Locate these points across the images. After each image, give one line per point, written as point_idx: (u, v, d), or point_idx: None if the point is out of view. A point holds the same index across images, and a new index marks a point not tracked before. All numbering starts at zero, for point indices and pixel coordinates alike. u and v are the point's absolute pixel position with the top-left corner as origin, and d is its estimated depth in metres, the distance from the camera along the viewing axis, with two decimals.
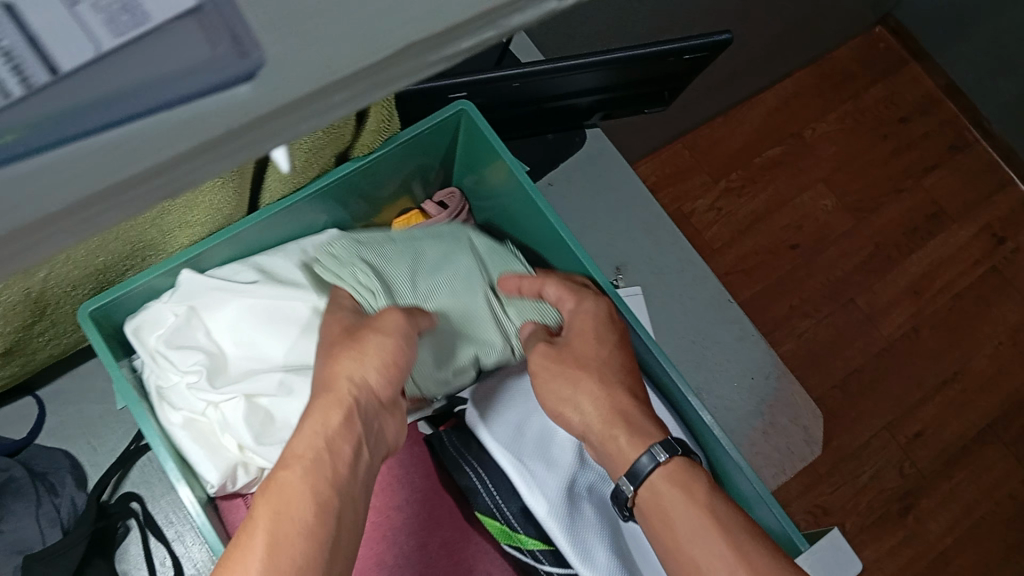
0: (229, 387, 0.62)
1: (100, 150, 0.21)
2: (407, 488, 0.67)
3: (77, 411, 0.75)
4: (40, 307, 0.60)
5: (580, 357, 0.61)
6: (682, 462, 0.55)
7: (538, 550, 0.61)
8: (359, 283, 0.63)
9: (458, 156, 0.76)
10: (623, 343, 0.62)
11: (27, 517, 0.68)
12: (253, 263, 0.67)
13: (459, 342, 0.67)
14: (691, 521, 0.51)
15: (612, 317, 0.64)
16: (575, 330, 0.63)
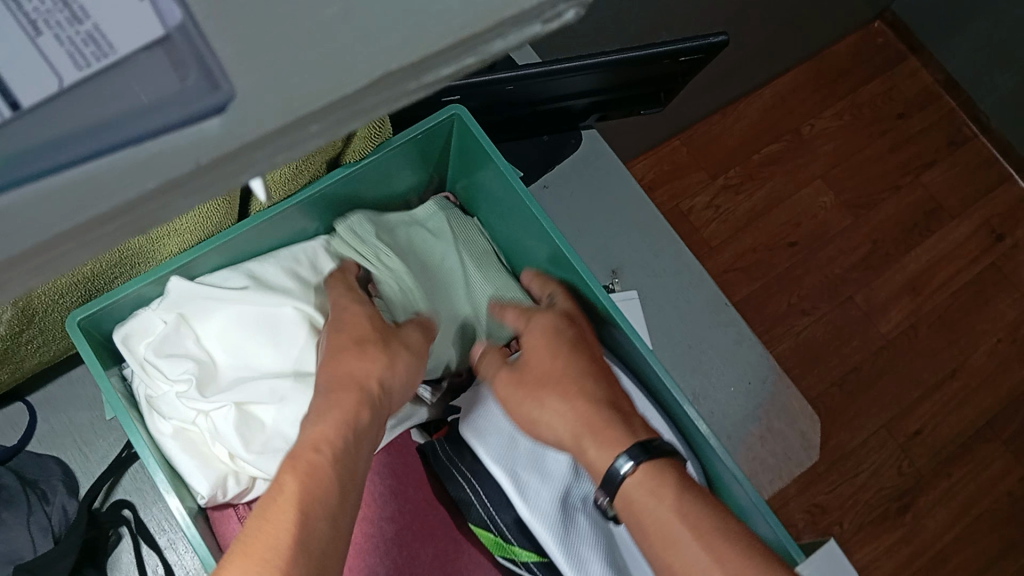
0: (219, 396, 0.61)
1: (66, 185, 0.20)
2: (396, 500, 0.66)
3: (67, 419, 0.74)
4: (28, 317, 0.59)
5: (542, 373, 0.60)
6: (651, 466, 0.54)
7: (532, 562, 0.61)
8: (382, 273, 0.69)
9: (452, 161, 0.75)
10: (580, 350, 0.62)
11: (18, 528, 0.67)
12: (244, 271, 0.66)
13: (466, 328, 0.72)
14: (665, 527, 0.52)
15: (565, 327, 0.63)
16: (532, 345, 0.62)
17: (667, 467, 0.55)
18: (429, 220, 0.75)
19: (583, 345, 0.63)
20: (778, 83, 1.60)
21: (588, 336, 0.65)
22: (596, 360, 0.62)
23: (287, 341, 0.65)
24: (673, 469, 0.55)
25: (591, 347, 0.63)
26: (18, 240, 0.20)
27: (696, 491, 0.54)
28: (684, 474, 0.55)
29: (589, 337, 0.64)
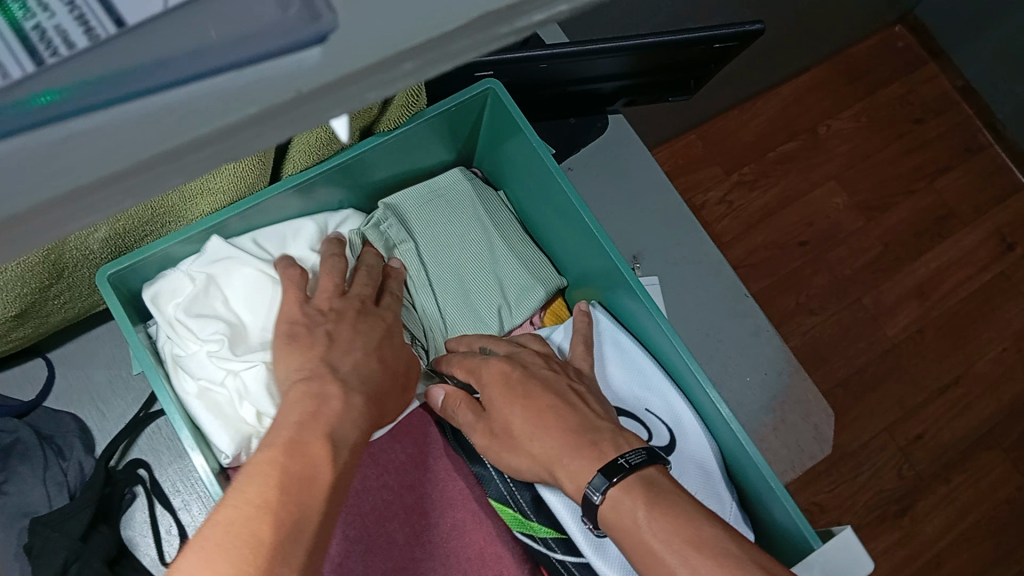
0: (250, 357, 0.61)
1: (110, 124, 0.20)
2: (420, 469, 0.67)
3: (85, 376, 0.74)
4: (48, 277, 0.59)
5: (508, 418, 0.60)
6: (616, 495, 0.54)
7: (550, 538, 0.62)
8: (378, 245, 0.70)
9: (480, 137, 0.75)
10: (533, 386, 0.61)
11: (32, 482, 0.68)
12: (277, 237, 0.67)
13: (483, 304, 0.71)
14: (643, 541, 0.51)
15: (511, 368, 0.62)
16: (494, 395, 0.61)
17: (633, 484, 0.54)
18: (453, 193, 0.74)
19: (533, 377, 0.62)
20: (796, 81, 1.60)
21: (534, 361, 0.64)
22: (553, 385, 0.62)
23: None
24: (640, 483, 0.54)
25: (542, 376, 0.62)
26: (14, 200, 0.19)
27: (665, 498, 0.53)
28: (651, 488, 0.54)
29: (536, 370, 0.63)
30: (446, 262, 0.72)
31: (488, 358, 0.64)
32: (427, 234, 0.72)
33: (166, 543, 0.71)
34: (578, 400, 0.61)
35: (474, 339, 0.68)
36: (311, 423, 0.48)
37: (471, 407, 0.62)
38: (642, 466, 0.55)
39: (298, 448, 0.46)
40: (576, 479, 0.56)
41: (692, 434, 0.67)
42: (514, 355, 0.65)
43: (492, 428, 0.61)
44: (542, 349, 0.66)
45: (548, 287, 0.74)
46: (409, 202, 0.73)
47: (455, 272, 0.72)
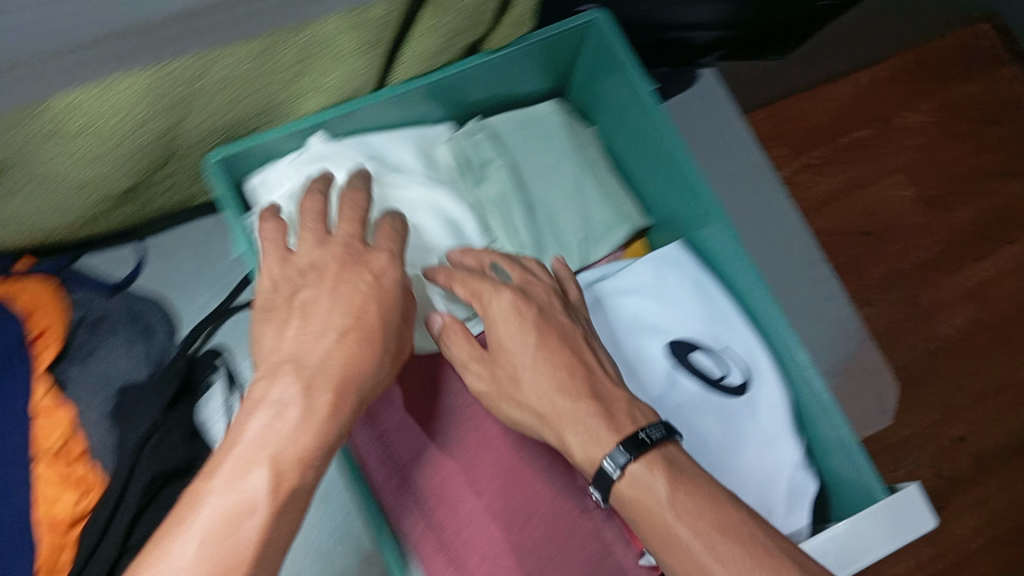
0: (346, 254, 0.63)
1: None
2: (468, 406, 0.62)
3: (174, 266, 0.79)
4: (161, 158, 0.61)
5: (515, 364, 0.56)
6: (638, 472, 0.52)
7: None
8: (464, 157, 0.71)
9: (578, 71, 0.76)
10: (548, 331, 0.58)
11: (116, 352, 0.71)
12: (376, 145, 0.68)
13: (570, 234, 0.72)
14: (659, 518, 0.50)
15: (527, 308, 0.58)
16: (505, 334, 0.57)
17: (654, 464, 0.52)
18: (544, 123, 0.75)
19: (549, 323, 0.58)
20: (879, 69, 1.54)
21: (545, 300, 0.60)
22: (568, 337, 0.59)
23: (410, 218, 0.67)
24: (661, 462, 0.52)
25: (556, 322, 0.59)
26: None
27: (687, 479, 0.51)
28: (672, 465, 0.52)
29: (550, 315, 0.59)
30: (537, 186, 0.73)
31: (499, 288, 0.59)
32: (519, 156, 0.73)
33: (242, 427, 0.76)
34: (587, 353, 0.59)
35: (485, 254, 0.63)
36: (292, 424, 0.45)
37: (471, 341, 0.58)
38: (662, 443, 0.53)
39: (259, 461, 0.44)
40: (585, 451, 0.54)
41: (765, 375, 0.66)
42: (527, 286, 0.61)
43: (495, 374, 0.57)
44: (547, 281, 0.62)
45: (631, 223, 0.75)
46: (504, 125, 0.73)
47: (543, 196, 0.72)
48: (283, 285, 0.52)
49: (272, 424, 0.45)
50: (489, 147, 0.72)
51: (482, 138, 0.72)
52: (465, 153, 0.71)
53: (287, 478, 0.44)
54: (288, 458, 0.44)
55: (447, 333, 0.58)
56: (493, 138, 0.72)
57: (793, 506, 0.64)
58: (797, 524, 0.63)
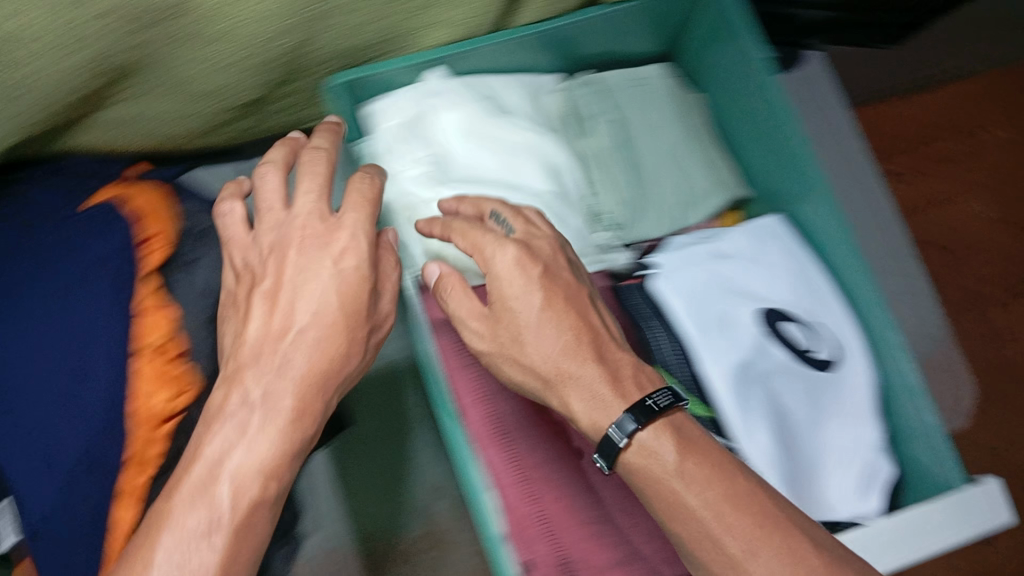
0: (452, 188, 0.65)
1: None
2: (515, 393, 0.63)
3: None
4: (284, 74, 0.64)
5: (519, 325, 0.54)
6: (647, 440, 0.51)
7: (704, 417, 0.62)
8: (571, 110, 0.72)
9: (692, 36, 0.76)
10: (553, 288, 0.55)
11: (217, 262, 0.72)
12: (488, 87, 0.69)
13: (667, 196, 0.73)
14: (668, 486, 0.49)
15: (529, 267, 0.55)
16: (504, 295, 0.54)
17: (661, 434, 0.51)
18: (651, 85, 0.75)
19: (553, 279, 0.55)
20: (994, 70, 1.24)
21: (549, 255, 0.57)
22: (574, 297, 0.56)
23: (516, 161, 0.67)
24: (670, 431, 0.51)
25: (558, 279, 0.56)
26: None
27: (699, 450, 0.51)
28: (680, 433, 0.51)
29: (553, 272, 0.56)
30: (640, 145, 0.73)
31: (501, 240, 0.56)
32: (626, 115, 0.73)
33: None
34: (592, 315, 0.56)
35: (487, 201, 0.60)
36: (253, 434, 0.46)
37: (471, 298, 0.56)
38: (671, 411, 0.51)
39: (221, 474, 0.45)
40: (591, 417, 0.52)
41: (854, 350, 0.67)
42: (529, 240, 0.57)
43: (499, 334, 0.55)
44: (548, 234, 0.59)
45: (728, 192, 0.75)
46: (613, 80, 0.74)
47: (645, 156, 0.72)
48: (246, 274, 0.52)
49: (235, 437, 0.46)
50: (598, 101, 0.72)
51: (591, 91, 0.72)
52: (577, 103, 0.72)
53: (246, 488, 0.45)
54: (247, 468, 0.46)
55: (443, 289, 0.57)
56: (601, 93, 0.73)
57: (865, 487, 0.64)
58: (868, 504, 0.63)
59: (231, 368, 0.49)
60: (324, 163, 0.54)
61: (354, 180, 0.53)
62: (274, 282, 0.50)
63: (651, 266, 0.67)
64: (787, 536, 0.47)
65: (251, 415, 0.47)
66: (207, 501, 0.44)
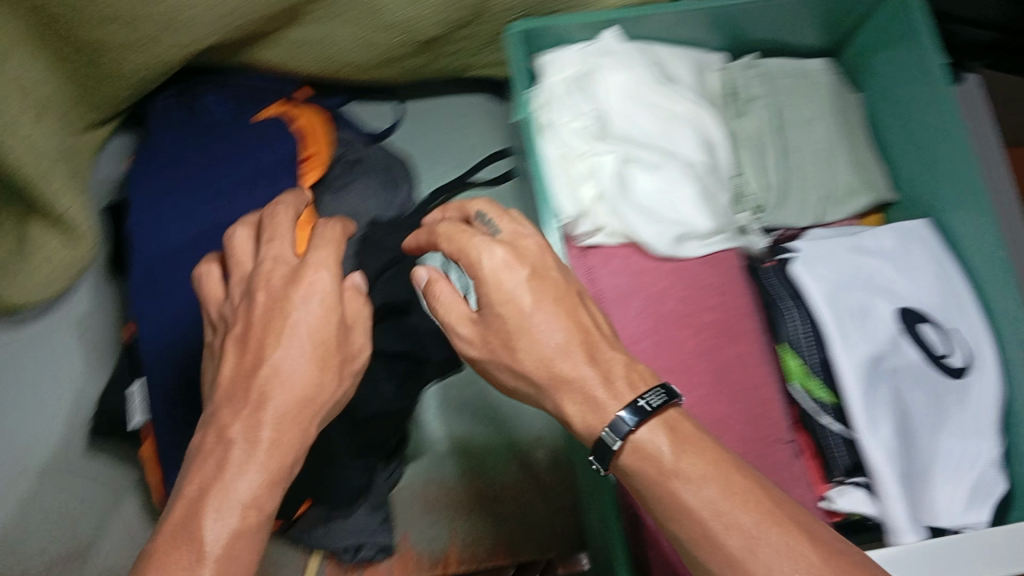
0: (610, 144, 0.68)
1: None
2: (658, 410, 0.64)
3: (427, 131, 0.86)
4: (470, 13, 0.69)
5: (511, 330, 0.48)
6: (643, 439, 0.45)
7: (829, 403, 0.64)
8: (726, 88, 0.75)
9: (862, 35, 0.76)
10: (544, 292, 0.48)
11: (367, 191, 0.78)
12: (656, 54, 0.71)
13: (812, 187, 0.73)
14: (666, 487, 0.43)
15: (517, 270, 0.48)
16: (496, 301, 0.48)
17: (657, 432, 0.45)
18: (814, 79, 0.76)
19: (545, 280, 0.49)
20: None
21: (538, 254, 0.50)
22: (568, 305, 0.49)
23: (671, 128, 0.69)
24: (665, 433, 0.45)
25: (551, 281, 0.49)
26: None
27: (697, 446, 0.44)
28: (680, 429, 0.45)
29: (544, 272, 0.49)
30: (792, 132, 0.73)
31: (487, 240, 0.48)
32: (782, 101, 0.74)
33: None
34: (585, 317, 0.49)
35: (473, 201, 0.52)
36: (231, 470, 0.43)
37: (466, 302, 0.51)
38: (664, 409, 0.45)
39: (205, 509, 0.42)
40: (587, 424, 0.47)
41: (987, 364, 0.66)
42: (516, 241, 0.50)
43: (493, 343, 0.49)
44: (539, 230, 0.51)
45: (874, 193, 0.75)
46: (774, 67, 0.75)
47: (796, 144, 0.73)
48: (222, 323, 0.50)
49: (214, 474, 0.43)
50: (760, 84, 0.74)
51: (752, 74, 0.74)
52: (736, 83, 0.74)
53: (224, 526, 0.42)
54: (226, 501, 0.42)
55: (433, 293, 0.51)
56: (762, 76, 0.74)
57: (974, 500, 0.63)
58: (976, 517, 0.63)
59: (209, 411, 0.46)
60: (290, 215, 0.51)
61: (319, 224, 0.50)
62: (244, 325, 0.47)
63: (792, 250, 0.68)
64: (779, 528, 0.41)
65: (228, 451, 0.44)
66: (191, 549, 0.41)
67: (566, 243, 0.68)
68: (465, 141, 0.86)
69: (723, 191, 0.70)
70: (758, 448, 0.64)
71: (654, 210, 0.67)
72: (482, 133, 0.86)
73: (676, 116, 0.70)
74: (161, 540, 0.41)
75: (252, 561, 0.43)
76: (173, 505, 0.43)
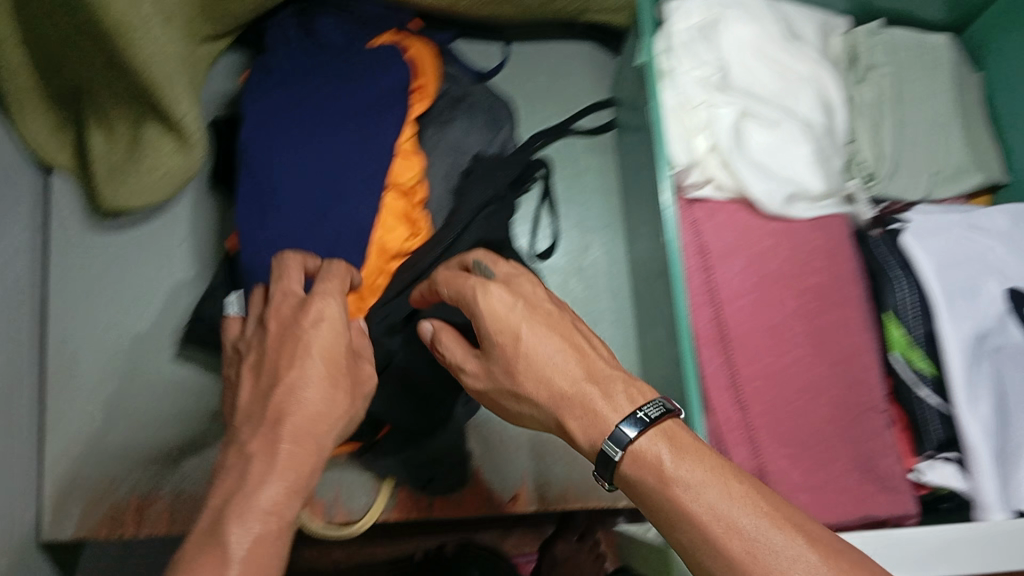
0: (730, 96, 0.67)
1: None
2: (749, 370, 0.65)
3: (529, 73, 0.87)
4: None
5: (509, 358, 0.51)
6: (644, 449, 0.46)
7: (928, 376, 0.65)
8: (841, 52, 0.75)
9: (990, 11, 0.75)
10: (535, 323, 0.51)
11: (469, 129, 0.78)
12: (782, 13, 0.72)
13: (926, 160, 0.72)
14: (668, 493, 0.45)
15: (510, 302, 0.52)
16: (491, 332, 0.52)
17: (656, 441, 0.46)
18: (936, 54, 0.75)
19: (538, 311, 0.52)
20: None
21: (533, 291, 0.54)
22: (561, 329, 0.52)
23: (793, 85, 0.69)
24: (664, 442, 0.46)
25: (545, 315, 0.52)
26: None
27: (697, 455, 0.45)
28: (680, 438, 0.46)
29: (538, 305, 0.52)
30: (911, 102, 0.73)
31: (482, 280, 0.53)
32: (903, 70, 0.73)
33: (541, 237, 0.84)
34: (583, 340, 0.52)
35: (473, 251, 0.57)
36: (253, 478, 0.49)
37: (464, 344, 0.56)
38: (661, 419, 0.46)
39: (229, 518, 0.47)
40: (590, 438, 0.48)
41: None
42: (511, 280, 0.54)
43: (497, 372, 0.53)
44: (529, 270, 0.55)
45: (988, 174, 0.73)
46: (898, 34, 0.74)
47: (913, 113, 0.72)
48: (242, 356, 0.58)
49: (237, 486, 0.49)
50: (886, 52, 0.73)
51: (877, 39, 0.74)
52: (860, 47, 0.74)
53: (249, 529, 0.47)
54: (257, 508, 0.47)
55: (440, 340, 0.57)
56: (886, 43, 0.73)
57: None
58: None
59: (234, 431, 0.53)
60: (300, 267, 0.60)
61: (324, 270, 0.58)
62: (260, 354, 0.55)
63: (903, 222, 0.68)
64: (782, 532, 0.42)
65: (248, 465, 0.49)
66: (218, 552, 0.46)
67: (677, 194, 0.68)
68: (566, 88, 0.86)
69: (837, 155, 0.69)
70: (852, 414, 0.64)
71: (769, 167, 0.66)
72: (586, 80, 0.86)
73: (799, 73, 0.70)
74: (195, 545, 0.47)
75: (277, 562, 0.47)
76: (202, 516, 0.48)
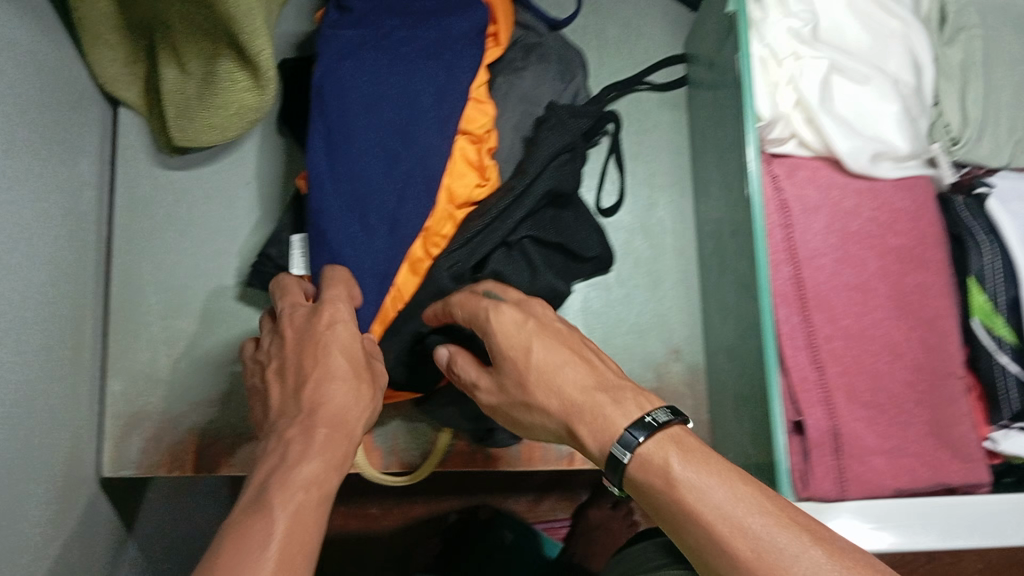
0: (820, 50, 0.67)
1: None
2: (828, 329, 0.64)
3: (600, 25, 0.86)
4: None
5: (520, 371, 0.52)
6: (651, 453, 0.46)
7: (1008, 343, 0.63)
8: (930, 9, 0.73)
9: None
10: (543, 337, 0.52)
11: (542, 76, 0.77)
12: None
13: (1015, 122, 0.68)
14: (674, 496, 0.44)
15: (521, 319, 0.53)
16: (503, 347, 0.53)
17: (664, 445, 0.46)
18: None
19: (546, 328, 0.53)
20: None
21: (545, 312, 0.55)
22: (569, 342, 0.52)
23: (883, 41, 0.68)
24: (671, 446, 0.45)
25: (554, 331, 0.53)
26: None
27: (703, 459, 0.45)
28: (688, 444, 0.46)
29: (549, 323, 0.54)
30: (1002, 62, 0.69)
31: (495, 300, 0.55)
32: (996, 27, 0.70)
33: (608, 192, 0.83)
34: (591, 355, 0.53)
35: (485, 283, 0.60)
36: (291, 456, 0.50)
37: (478, 364, 0.57)
38: (669, 424, 0.46)
39: (274, 488, 0.48)
40: (600, 442, 0.48)
41: None
42: (523, 303, 0.56)
43: (509, 384, 0.53)
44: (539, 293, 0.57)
45: None
46: None
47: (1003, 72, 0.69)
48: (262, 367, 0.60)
49: (277, 464, 0.50)
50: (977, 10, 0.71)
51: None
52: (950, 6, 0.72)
53: (292, 498, 0.47)
54: (297, 479, 0.48)
55: (457, 363, 0.58)
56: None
57: None
58: None
59: (272, 422, 0.54)
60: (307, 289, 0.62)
61: (330, 281, 0.61)
62: (280, 360, 0.57)
63: (989, 186, 0.67)
64: (787, 531, 0.42)
65: (286, 448, 0.50)
66: (266, 516, 0.46)
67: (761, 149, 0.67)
68: (637, 42, 0.85)
69: (924, 116, 0.68)
70: (932, 379, 0.63)
71: (856, 123, 0.66)
72: (658, 33, 0.85)
73: (891, 28, 0.69)
74: (238, 515, 0.47)
75: (320, 525, 0.48)
76: (244, 494, 0.49)
